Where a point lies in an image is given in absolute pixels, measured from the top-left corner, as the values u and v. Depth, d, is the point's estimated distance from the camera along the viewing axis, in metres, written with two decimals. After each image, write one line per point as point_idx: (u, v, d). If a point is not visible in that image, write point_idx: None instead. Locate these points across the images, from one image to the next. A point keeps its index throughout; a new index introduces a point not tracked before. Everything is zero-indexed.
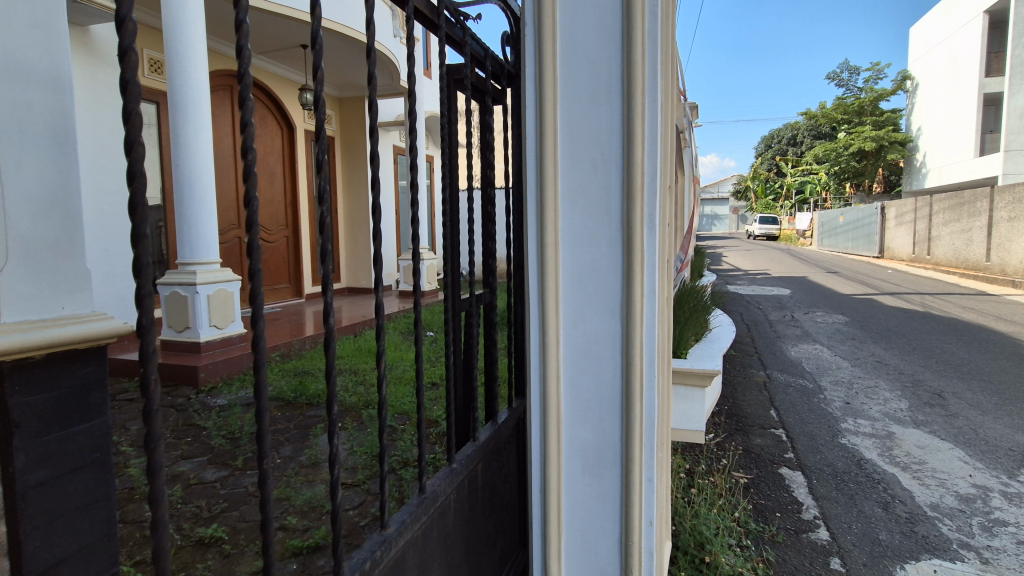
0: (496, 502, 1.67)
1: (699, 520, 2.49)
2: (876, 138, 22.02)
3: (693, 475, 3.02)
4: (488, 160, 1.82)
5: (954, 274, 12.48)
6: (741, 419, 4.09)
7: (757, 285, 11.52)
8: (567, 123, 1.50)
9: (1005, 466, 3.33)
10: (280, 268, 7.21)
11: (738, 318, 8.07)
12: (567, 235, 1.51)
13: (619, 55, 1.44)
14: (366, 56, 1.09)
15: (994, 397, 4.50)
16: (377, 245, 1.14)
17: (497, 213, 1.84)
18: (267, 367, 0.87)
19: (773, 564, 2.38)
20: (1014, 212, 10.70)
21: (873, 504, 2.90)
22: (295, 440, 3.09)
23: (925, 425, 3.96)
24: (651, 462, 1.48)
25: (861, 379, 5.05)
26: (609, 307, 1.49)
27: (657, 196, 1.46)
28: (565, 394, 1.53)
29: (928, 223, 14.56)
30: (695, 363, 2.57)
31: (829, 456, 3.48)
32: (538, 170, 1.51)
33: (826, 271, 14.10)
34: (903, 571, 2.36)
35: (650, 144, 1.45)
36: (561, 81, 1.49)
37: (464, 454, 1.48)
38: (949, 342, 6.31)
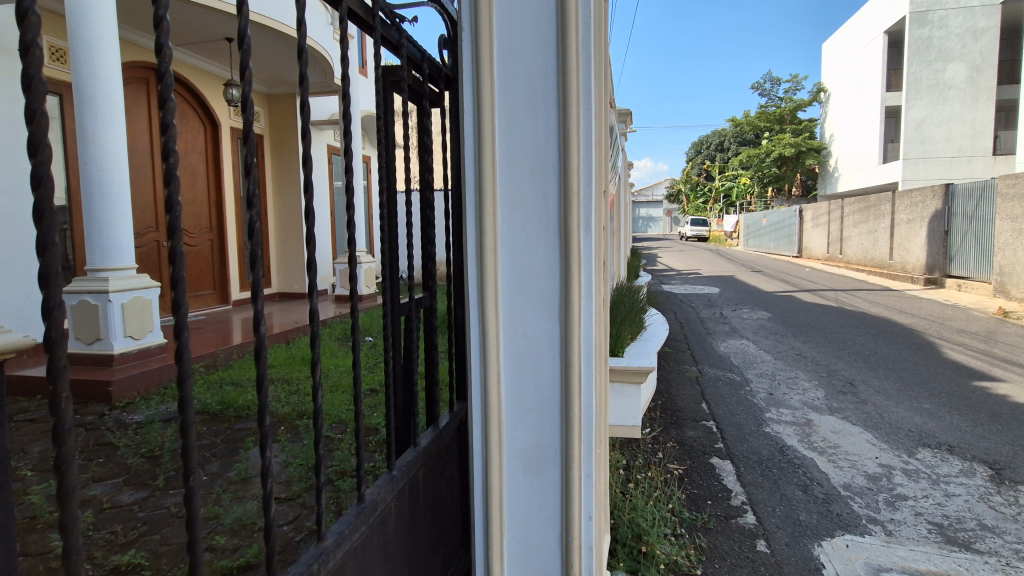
0: (439, 506, 1.66)
1: (637, 513, 2.57)
2: (794, 145, 23.66)
3: (630, 470, 3.12)
4: (427, 164, 1.80)
5: (863, 272, 13.61)
6: (674, 413, 4.28)
7: (689, 284, 12.09)
8: (505, 127, 1.51)
9: (906, 445, 3.68)
10: (203, 273, 6.79)
11: (672, 316, 8.42)
12: (506, 239, 1.53)
13: (555, 62, 1.48)
14: (298, 56, 1.05)
15: (896, 383, 4.95)
16: (311, 250, 1.10)
17: (436, 215, 1.82)
18: (191, 379, 0.83)
19: (705, 550, 2.51)
20: (911, 215, 11.81)
21: (794, 488, 3.11)
22: (223, 455, 2.93)
23: (838, 412, 4.31)
24: (589, 459, 1.54)
25: (782, 371, 5.42)
26: (547, 308, 1.52)
27: (592, 200, 1.51)
28: (506, 395, 1.54)
29: (840, 225, 15.81)
30: (630, 360, 2.65)
31: (754, 444, 3.71)
32: (476, 174, 1.52)
33: (751, 270, 14.95)
34: (820, 547, 2.55)
35: (585, 150, 1.50)
36: (496, 87, 1.51)
37: (405, 460, 1.46)
38: (859, 334, 6.89)
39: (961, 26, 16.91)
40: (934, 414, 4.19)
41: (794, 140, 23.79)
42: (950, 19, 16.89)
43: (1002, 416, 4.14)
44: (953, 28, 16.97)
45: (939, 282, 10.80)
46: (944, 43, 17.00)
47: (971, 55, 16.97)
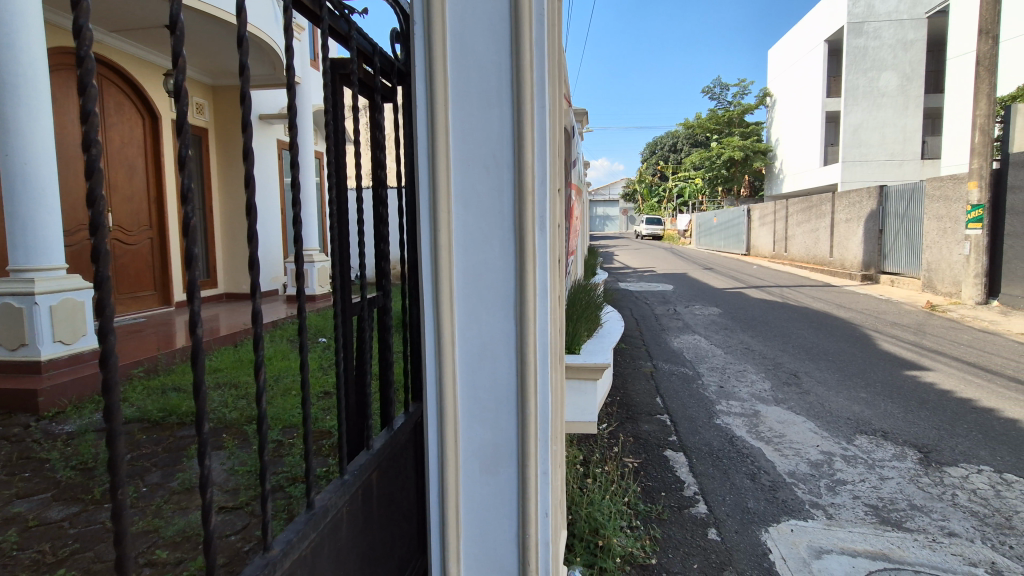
0: (395, 508, 1.64)
1: (594, 507, 2.60)
2: (743, 147, 24.60)
3: (587, 465, 3.16)
4: (380, 160, 1.76)
5: (805, 269, 14.30)
6: (630, 408, 4.37)
7: (645, 282, 12.37)
8: (458, 125, 1.50)
9: (845, 433, 3.88)
10: (142, 273, 6.43)
11: (628, 313, 8.58)
12: (461, 236, 1.52)
13: (508, 59, 1.47)
14: (238, 45, 1.01)
15: (835, 374, 5.23)
16: (254, 248, 1.06)
17: (389, 213, 1.78)
18: (118, 385, 0.78)
19: (659, 540, 2.57)
20: (850, 215, 12.48)
21: (743, 477, 3.24)
22: (165, 465, 2.79)
23: (784, 402, 4.51)
24: (546, 455, 1.55)
25: (732, 364, 5.63)
26: (502, 306, 1.51)
27: (546, 198, 1.52)
28: (462, 393, 1.53)
29: (784, 224, 16.55)
30: (587, 357, 2.65)
31: (706, 436, 3.83)
32: (430, 172, 1.50)
33: (703, 267, 15.46)
34: (767, 533, 2.66)
35: (539, 147, 1.51)
36: (450, 83, 1.49)
37: (357, 464, 1.42)
38: (803, 328, 7.23)
39: (894, 37, 17.97)
40: (870, 403, 4.45)
41: (743, 142, 24.72)
42: (883, 30, 17.93)
43: (930, 403, 4.44)
44: (887, 39, 18.01)
45: (875, 277, 11.47)
46: (878, 52, 18.02)
47: (902, 64, 18.06)
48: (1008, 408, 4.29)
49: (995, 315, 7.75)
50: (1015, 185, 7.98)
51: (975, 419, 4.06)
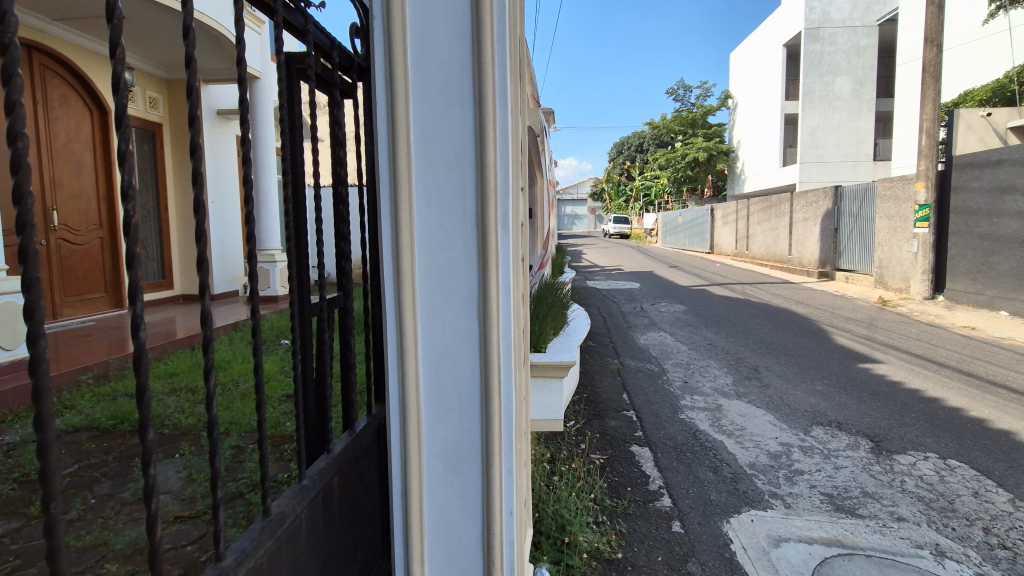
0: (358, 511, 1.61)
1: (561, 504, 2.61)
2: (706, 148, 25.20)
3: (555, 463, 3.18)
4: (340, 158, 1.72)
5: (766, 266, 14.75)
6: (597, 405, 4.42)
7: (612, 280, 12.53)
8: (420, 123, 1.48)
9: (802, 424, 4.03)
10: (92, 274, 6.14)
11: (595, 311, 8.67)
12: (422, 235, 1.50)
13: (470, 57, 1.46)
14: (184, 36, 0.97)
15: (793, 368, 5.41)
16: (202, 246, 1.02)
17: (350, 212, 1.75)
18: (52, 393, 0.74)
19: (625, 535, 2.61)
20: (807, 214, 12.94)
21: (706, 470, 3.32)
22: (116, 474, 2.67)
23: (745, 396, 4.64)
24: (510, 454, 1.55)
25: (696, 360, 5.76)
26: (465, 305, 1.50)
27: (509, 197, 1.51)
28: (425, 393, 1.51)
29: (746, 223, 17.04)
30: (552, 355, 2.62)
31: (670, 430, 3.91)
32: (391, 169, 1.48)
33: (668, 266, 15.75)
34: (728, 524, 2.73)
35: (501, 146, 1.50)
36: (411, 81, 1.47)
37: (317, 468, 1.39)
38: (763, 324, 7.47)
39: (847, 43, 18.70)
40: (825, 395, 4.62)
41: (706, 143, 25.33)
42: (838, 36, 18.63)
43: (881, 393, 4.64)
44: (841, 45, 18.73)
45: (830, 274, 11.92)
46: (833, 58, 18.73)
47: (855, 70, 18.82)
48: (952, 398, 4.53)
49: (940, 309, 8.17)
50: (958, 186, 8.42)
51: (921, 409, 4.27)
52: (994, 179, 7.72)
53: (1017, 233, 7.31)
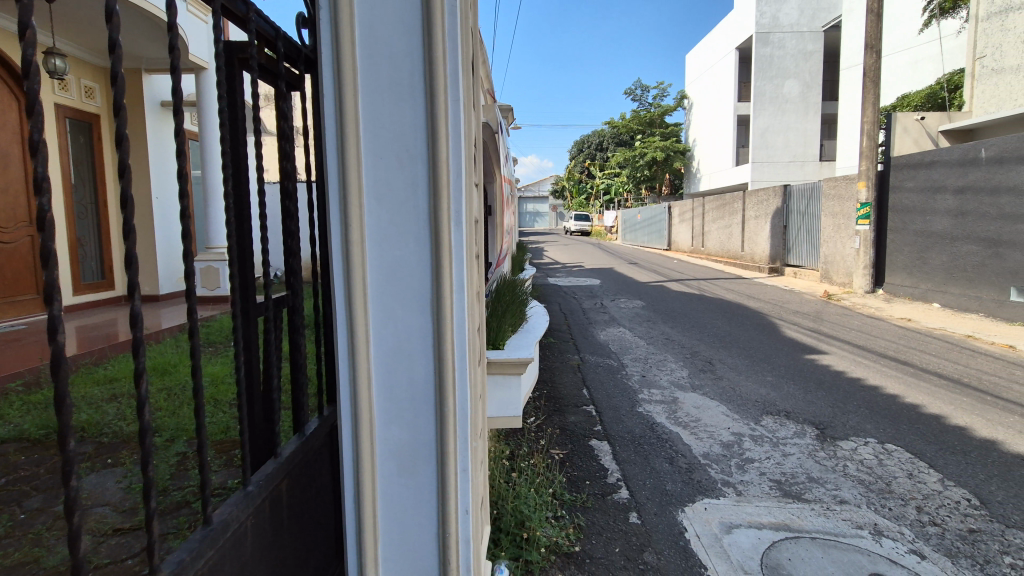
0: (309, 517, 1.57)
1: (520, 500, 2.62)
2: (663, 147, 25.80)
3: (515, 459, 3.19)
4: (286, 152, 1.67)
5: (720, 263, 15.25)
6: (558, 401, 4.45)
7: (573, 277, 12.68)
8: (370, 117, 1.45)
9: (752, 414, 4.18)
10: (21, 274, 5.74)
11: (556, 308, 8.73)
12: (373, 232, 1.47)
13: (420, 50, 1.43)
14: (107, 19, 0.91)
15: (745, 360, 5.62)
16: (130, 243, 0.96)
17: (299, 209, 1.69)
18: None
19: (583, 528, 2.65)
20: (759, 212, 13.44)
21: (663, 461, 3.40)
22: (48, 488, 2.51)
23: (699, 388, 4.79)
24: (465, 452, 1.53)
25: (653, 354, 5.90)
26: (418, 303, 1.48)
27: (462, 192, 1.50)
28: (377, 392, 1.48)
29: (701, 220, 17.55)
30: (510, 352, 2.61)
31: (628, 424, 3.98)
32: (340, 165, 1.44)
33: (627, 262, 16.06)
34: (683, 513, 2.81)
35: (454, 141, 1.48)
36: (360, 74, 1.44)
37: (263, 473, 1.35)
38: (717, 318, 7.72)
39: (795, 48, 19.47)
40: (775, 385, 4.82)
41: (664, 142, 25.93)
42: (786, 41, 19.40)
43: (825, 383, 4.87)
44: (789, 49, 19.46)
45: (780, 270, 12.43)
46: (782, 61, 19.48)
47: (803, 73, 19.61)
48: (890, 385, 4.79)
49: (880, 302, 8.63)
50: (896, 185, 8.91)
51: (862, 397, 4.50)
52: (927, 179, 8.19)
53: (948, 230, 7.79)
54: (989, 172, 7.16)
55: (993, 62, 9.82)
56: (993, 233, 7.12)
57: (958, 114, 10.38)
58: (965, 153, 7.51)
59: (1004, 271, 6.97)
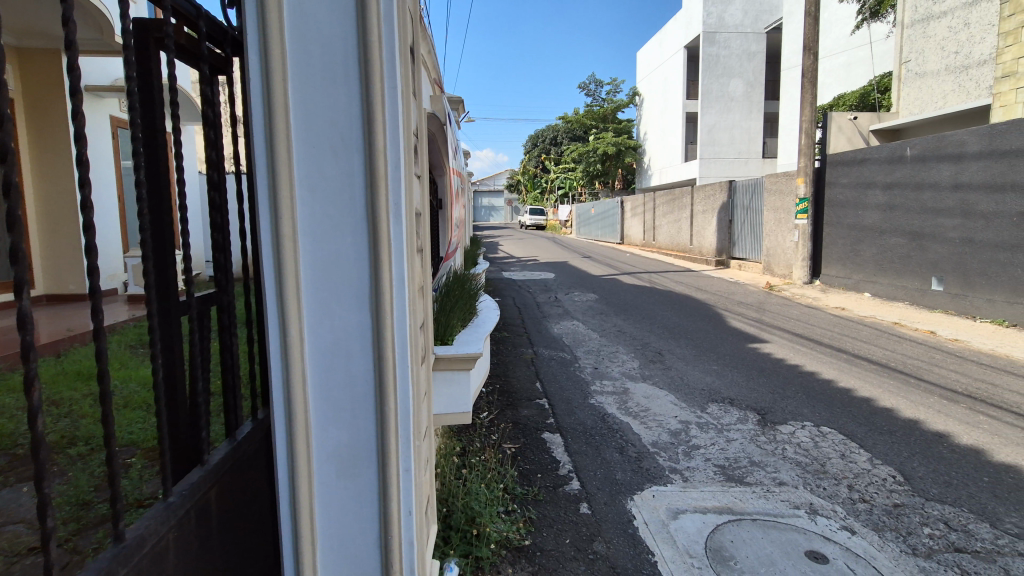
0: (244, 526, 1.50)
1: (470, 496, 2.58)
2: (616, 143, 26.23)
3: (466, 455, 3.16)
4: (212, 140, 1.56)
5: (670, 256, 15.68)
6: (510, 395, 4.45)
7: (527, 270, 12.73)
8: (301, 106, 1.38)
9: (698, 402, 4.32)
10: None
11: (511, 302, 8.74)
12: (307, 224, 1.40)
13: (355, 34, 1.37)
14: None
15: (692, 350, 5.80)
16: (14, 237, 0.87)
17: (228, 202, 1.60)
18: None
19: (535, 521, 2.66)
20: (706, 207, 13.88)
21: (613, 451, 3.45)
22: None
23: (649, 378, 4.91)
24: (408, 451, 1.49)
25: (606, 347, 5.99)
26: (356, 300, 1.42)
27: (401, 184, 1.45)
28: (313, 392, 1.42)
29: (652, 214, 17.99)
30: (459, 347, 2.57)
31: (580, 415, 4.03)
32: (269, 154, 1.36)
33: (581, 256, 16.27)
34: (633, 501, 2.86)
35: (392, 131, 1.43)
36: (289, 58, 1.36)
37: (188, 483, 1.27)
38: (667, 310, 7.94)
39: (739, 48, 20.18)
40: (720, 373, 5.00)
41: (616, 138, 26.37)
42: (731, 41, 20.06)
43: (766, 370, 5.10)
44: (734, 49, 20.15)
45: (726, 262, 12.91)
46: (727, 61, 20.14)
47: (746, 73, 20.34)
48: (825, 371, 5.05)
49: (817, 293, 9.10)
50: (831, 181, 9.38)
51: (800, 382, 4.73)
52: (859, 176, 8.66)
53: (877, 224, 8.29)
54: (913, 170, 7.64)
55: (917, 66, 10.47)
56: (917, 226, 7.61)
57: (887, 115, 11.01)
58: (892, 152, 7.98)
59: (926, 262, 7.49)
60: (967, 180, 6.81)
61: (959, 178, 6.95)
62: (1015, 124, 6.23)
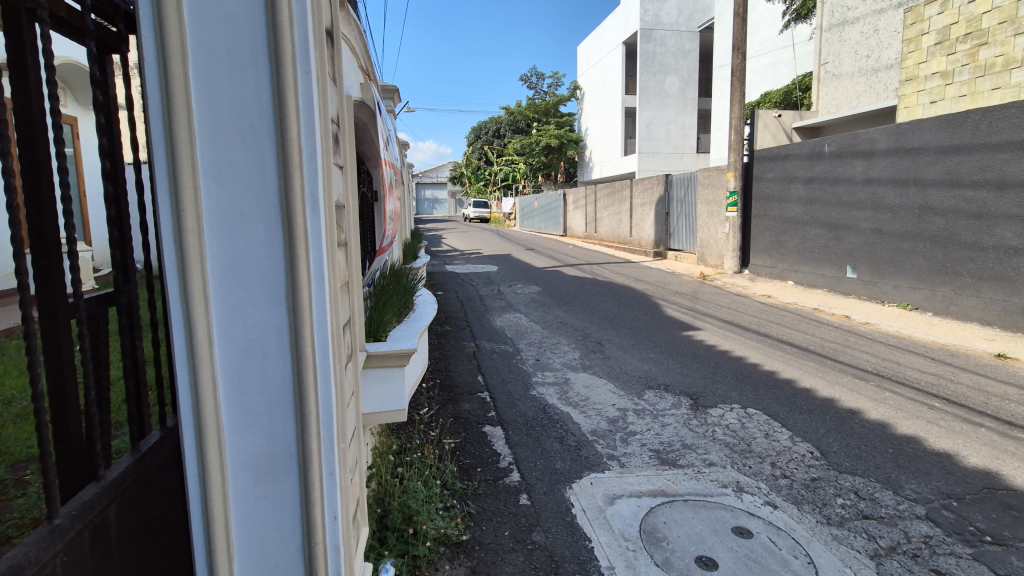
0: (151, 541, 1.40)
1: (408, 494, 2.53)
2: (558, 136, 26.50)
3: (404, 453, 3.10)
4: (105, 125, 1.42)
5: (610, 248, 16.07)
6: (452, 389, 4.41)
7: (470, 263, 12.64)
8: (204, 91, 1.28)
9: (636, 389, 4.44)
10: None
11: (454, 296, 8.65)
12: (213, 217, 1.31)
13: (262, 13, 1.28)
14: None
15: (631, 339, 5.97)
16: None
17: (127, 192, 1.47)
18: None
19: (474, 515, 2.65)
20: (644, 200, 14.30)
21: (553, 441, 3.50)
22: None
23: (590, 368, 5.01)
24: (331, 455, 1.43)
25: (548, 338, 6.06)
26: (272, 297, 1.34)
27: (318, 175, 1.37)
28: (226, 396, 1.34)
29: (593, 207, 18.33)
30: (393, 344, 2.50)
31: (522, 407, 4.05)
32: (168, 142, 1.26)
33: (525, 248, 16.34)
34: (571, 490, 2.91)
35: (306, 118, 1.35)
36: (189, 37, 1.26)
37: (80, 501, 1.17)
38: (608, 300, 8.12)
39: (675, 46, 20.85)
40: (656, 361, 5.18)
41: (558, 131, 26.64)
42: (667, 38, 20.68)
43: (699, 356, 5.32)
44: (670, 47, 20.81)
45: (663, 253, 13.37)
46: (664, 58, 20.77)
47: (681, 70, 21.07)
48: (753, 356, 5.34)
49: (746, 281, 9.59)
50: (757, 176, 9.88)
51: (729, 367, 4.98)
52: (783, 171, 9.17)
53: (799, 216, 8.83)
54: (830, 165, 8.17)
55: (834, 68, 11.17)
56: (834, 218, 8.16)
57: (808, 113, 11.67)
58: (812, 149, 8.49)
59: (842, 251, 8.05)
60: (877, 175, 7.35)
61: (870, 173, 7.49)
62: (917, 124, 6.77)
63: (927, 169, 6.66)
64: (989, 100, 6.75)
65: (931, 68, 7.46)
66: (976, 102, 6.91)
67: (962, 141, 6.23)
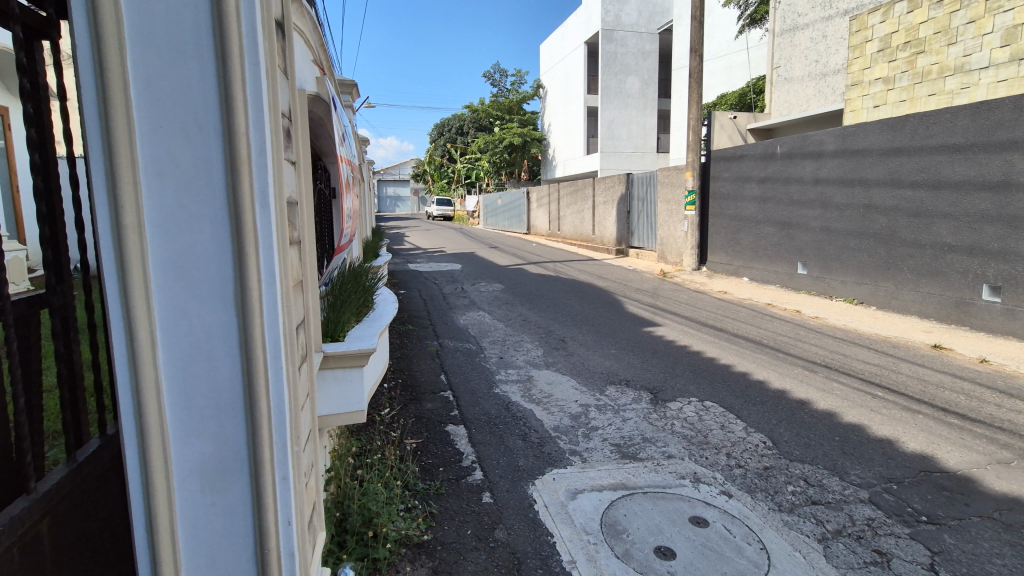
0: (87, 557, 1.33)
1: (368, 496, 2.49)
2: (521, 134, 26.55)
3: (364, 454, 3.05)
4: (32, 115, 1.33)
5: (573, 246, 16.24)
6: (414, 389, 4.36)
7: (434, 261, 12.52)
8: (144, 82, 1.22)
9: (597, 385, 4.51)
10: None
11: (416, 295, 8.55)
12: (154, 214, 1.25)
13: (207, 2, 1.22)
14: None
15: (593, 336, 6.05)
16: None
17: (60, 186, 1.38)
18: None
19: (435, 515, 2.63)
20: (606, 198, 14.49)
21: (516, 438, 3.51)
22: None
23: (552, 364, 5.05)
24: (285, 459, 1.39)
25: (511, 336, 6.07)
26: (220, 297, 1.29)
27: (268, 171, 1.32)
28: (171, 401, 1.28)
29: (556, 205, 18.47)
30: (351, 344, 2.45)
31: (485, 405, 4.05)
32: (105, 134, 1.19)
33: (489, 245, 16.30)
34: (534, 486, 2.93)
35: (255, 112, 1.30)
36: (126, 25, 1.20)
37: (8, 516, 1.10)
38: (570, 298, 8.21)
39: (635, 47, 21.19)
40: (618, 357, 5.26)
41: (522, 129, 26.69)
42: (628, 39, 21.00)
43: (659, 352, 5.44)
44: (630, 47, 21.14)
45: (625, 250, 13.59)
46: (624, 58, 21.08)
47: (642, 71, 21.45)
48: (710, 350, 5.50)
49: (703, 278, 9.87)
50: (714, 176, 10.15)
51: (688, 361, 5.11)
52: (738, 171, 9.46)
53: (753, 214, 9.13)
54: (782, 166, 8.47)
55: (785, 72, 11.59)
56: (785, 217, 8.48)
57: (762, 115, 12.07)
58: (766, 149, 8.79)
59: (793, 248, 8.38)
60: (825, 176, 7.68)
61: (819, 174, 7.82)
62: (862, 126, 7.11)
63: (871, 170, 7.01)
64: (927, 106, 7.14)
65: (875, 74, 7.82)
66: (914, 107, 7.30)
67: (902, 144, 6.59)
